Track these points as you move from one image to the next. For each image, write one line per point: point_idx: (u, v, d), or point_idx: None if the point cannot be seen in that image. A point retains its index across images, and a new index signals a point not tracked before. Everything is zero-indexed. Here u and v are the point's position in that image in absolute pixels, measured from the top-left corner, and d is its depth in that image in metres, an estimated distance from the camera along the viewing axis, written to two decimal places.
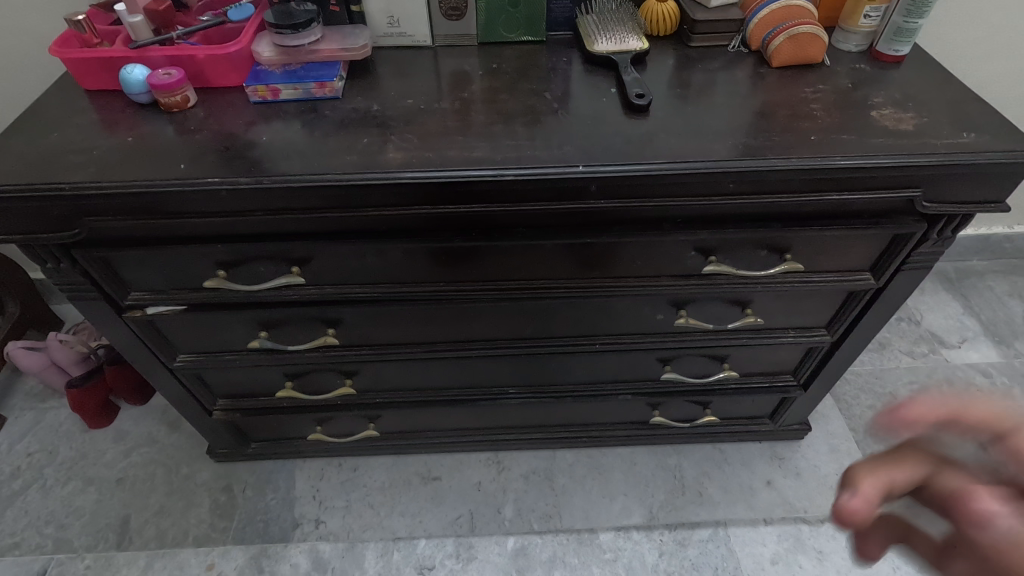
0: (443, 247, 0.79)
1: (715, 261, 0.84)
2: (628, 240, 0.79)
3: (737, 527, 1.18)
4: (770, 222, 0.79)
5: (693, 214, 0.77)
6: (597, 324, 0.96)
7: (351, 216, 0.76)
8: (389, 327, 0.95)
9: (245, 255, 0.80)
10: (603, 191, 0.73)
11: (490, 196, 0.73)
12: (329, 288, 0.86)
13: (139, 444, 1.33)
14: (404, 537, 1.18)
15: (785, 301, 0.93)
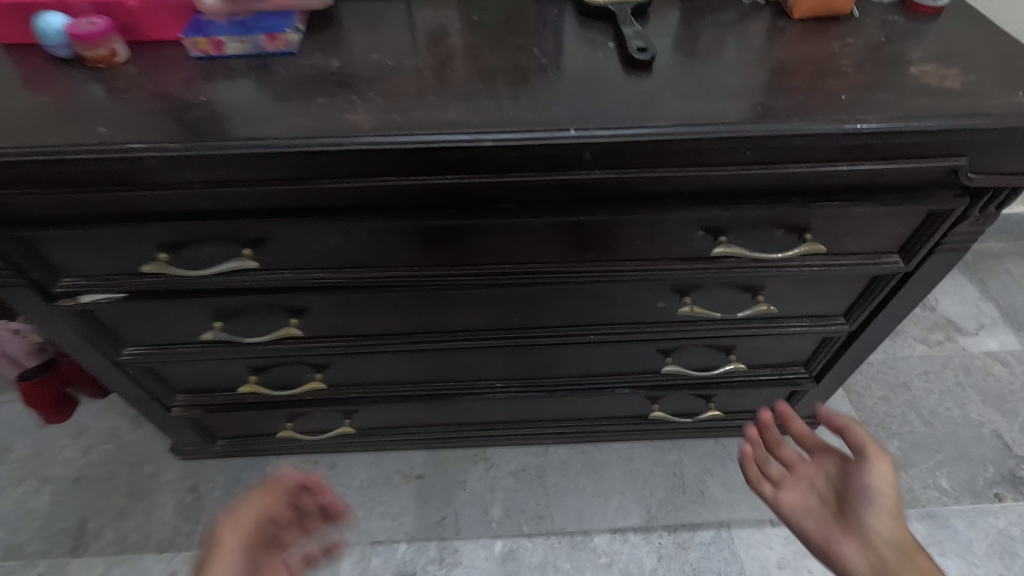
0: (415, 226, 0.69)
1: (726, 242, 0.74)
2: (628, 219, 0.69)
3: (741, 528, 1.10)
4: (790, 196, 0.69)
5: (701, 187, 0.67)
6: (592, 313, 0.86)
7: (306, 190, 0.65)
8: (360, 317, 0.85)
9: (187, 235, 0.70)
10: (599, 160, 0.62)
11: (468, 165, 0.62)
12: (287, 273, 0.76)
13: (99, 440, 1.23)
14: (384, 540, 1.09)
15: (802, 287, 0.83)
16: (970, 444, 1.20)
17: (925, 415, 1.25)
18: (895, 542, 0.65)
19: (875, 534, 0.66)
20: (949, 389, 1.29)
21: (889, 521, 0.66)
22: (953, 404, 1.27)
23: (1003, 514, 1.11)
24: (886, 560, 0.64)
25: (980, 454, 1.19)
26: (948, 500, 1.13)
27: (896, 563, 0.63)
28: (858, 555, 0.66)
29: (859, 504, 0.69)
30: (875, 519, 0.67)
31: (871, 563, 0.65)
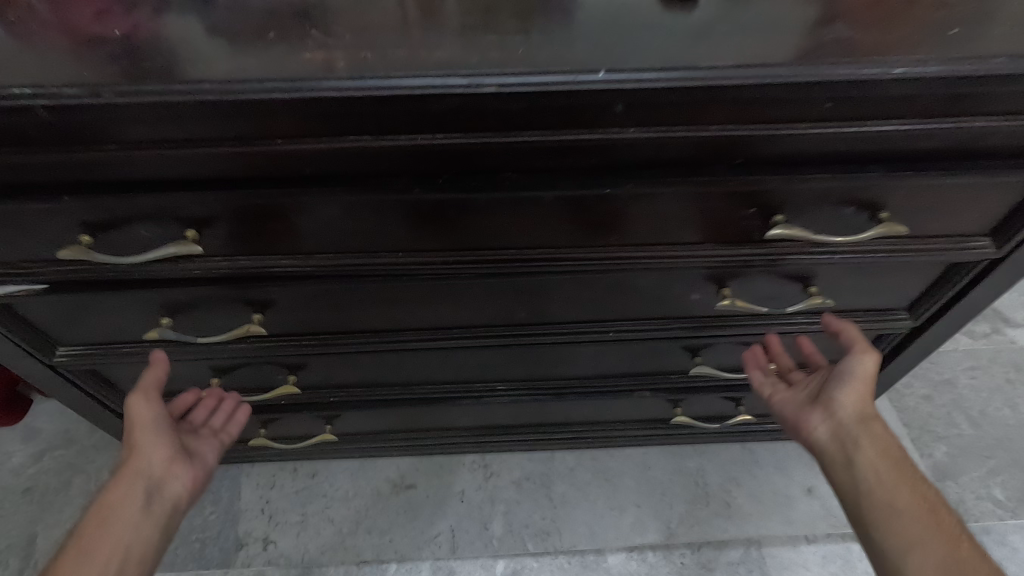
0: (398, 200, 0.55)
1: (783, 222, 0.59)
2: (665, 192, 0.55)
3: (773, 546, 0.98)
4: (870, 164, 0.55)
5: (761, 152, 0.53)
6: (612, 307, 0.73)
7: (255, 152, 0.50)
8: (336, 312, 0.71)
9: (111, 213, 0.56)
10: (635, 114, 0.48)
11: (463, 120, 0.48)
12: (242, 261, 0.62)
13: (54, 445, 1.10)
14: (371, 560, 0.97)
15: (864, 276, 0.69)
16: None
17: (974, 417, 1.12)
18: (857, 413, 0.68)
19: (841, 411, 0.69)
20: (999, 387, 1.16)
21: (857, 395, 0.69)
22: (1005, 403, 1.14)
23: None
24: (846, 429, 0.67)
25: None
26: (1004, 513, 1.01)
27: (855, 431, 0.67)
28: (824, 426, 0.69)
29: (834, 385, 0.70)
30: (844, 395, 0.69)
31: (833, 432, 0.68)
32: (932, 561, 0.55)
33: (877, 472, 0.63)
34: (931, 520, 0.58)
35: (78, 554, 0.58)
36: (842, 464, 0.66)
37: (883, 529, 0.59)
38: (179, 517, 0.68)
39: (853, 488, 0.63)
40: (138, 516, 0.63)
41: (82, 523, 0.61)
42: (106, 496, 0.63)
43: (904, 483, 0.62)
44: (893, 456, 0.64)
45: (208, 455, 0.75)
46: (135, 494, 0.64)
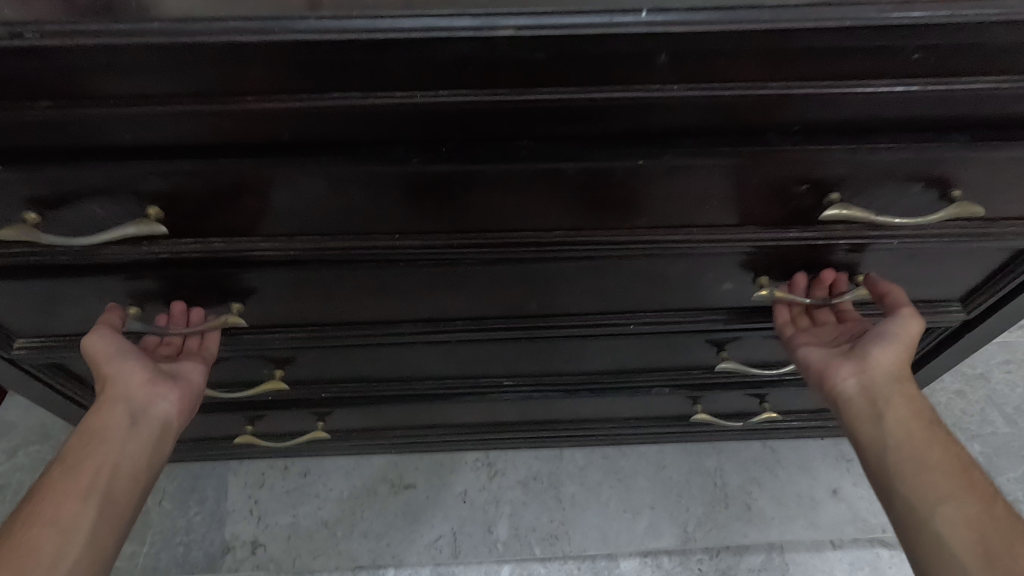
0: (393, 173, 0.46)
1: (839, 201, 0.51)
2: (707, 164, 0.47)
3: (797, 552, 0.91)
4: (950, 132, 0.46)
5: (824, 116, 0.45)
6: (635, 297, 0.65)
7: (223, 112, 0.42)
8: (323, 303, 0.63)
9: (57, 186, 0.47)
10: (678, 67, 0.40)
11: (471, 72, 0.40)
12: (214, 243, 0.53)
13: (29, 441, 1.03)
14: (367, 565, 0.91)
15: (921, 263, 0.61)
16: None
17: (1009, 413, 1.05)
18: (891, 370, 0.61)
19: (874, 370, 0.61)
20: None
21: (894, 353, 0.61)
22: None
23: None
24: (877, 385, 0.61)
25: None
26: None
27: (885, 388, 0.60)
28: (852, 379, 0.62)
29: (866, 341, 0.62)
30: (879, 355, 0.61)
31: (862, 388, 0.61)
32: (963, 517, 0.50)
33: (908, 428, 0.58)
34: (964, 478, 0.53)
35: (63, 470, 0.55)
36: (868, 419, 0.60)
37: (908, 483, 0.54)
38: (170, 436, 0.64)
39: (878, 443, 0.58)
40: (124, 437, 0.59)
41: (70, 445, 0.58)
42: (92, 419, 0.59)
43: (937, 442, 0.56)
44: (926, 416, 0.58)
45: (193, 373, 0.66)
46: (116, 418, 0.59)
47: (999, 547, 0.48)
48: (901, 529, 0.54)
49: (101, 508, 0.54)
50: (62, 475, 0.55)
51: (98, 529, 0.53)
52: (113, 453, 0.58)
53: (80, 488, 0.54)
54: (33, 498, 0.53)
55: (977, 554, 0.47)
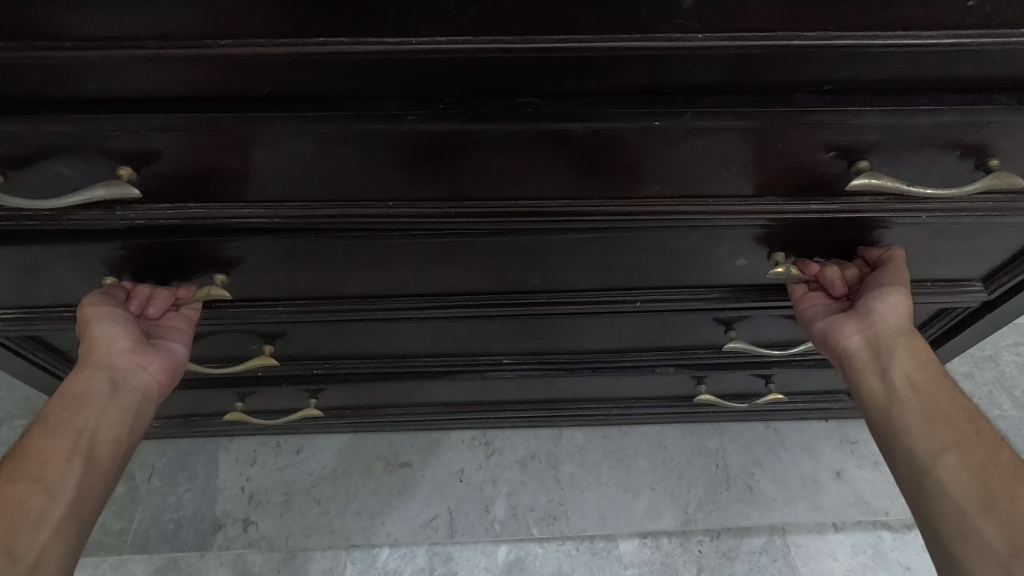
0: (385, 131, 0.42)
1: (868, 169, 0.47)
2: (727, 125, 0.43)
3: (799, 534, 0.90)
4: (992, 93, 0.42)
5: (856, 73, 0.41)
6: (642, 273, 0.61)
7: (198, 59, 0.38)
8: (311, 275, 0.59)
9: (18, 143, 0.43)
10: (703, 13, 0.36)
11: (472, 16, 0.36)
12: (192, 209, 0.49)
13: (14, 416, 1.00)
14: (361, 544, 0.89)
15: (946, 238, 0.58)
16: None
17: (1017, 396, 1.03)
18: (900, 322, 0.56)
19: (878, 321, 0.56)
20: None
21: (902, 306, 0.55)
22: None
23: None
24: (885, 338, 0.56)
25: None
26: None
27: (892, 340, 0.56)
28: (857, 336, 0.57)
29: (865, 296, 0.56)
30: (883, 307, 0.55)
31: (868, 343, 0.57)
32: (965, 466, 0.49)
33: (914, 380, 0.55)
34: (967, 428, 0.52)
35: (45, 432, 0.52)
36: (873, 374, 0.56)
37: (911, 435, 0.52)
38: (153, 403, 0.60)
39: (880, 395, 0.55)
40: (106, 403, 0.56)
41: (49, 404, 0.54)
42: (71, 381, 0.55)
43: (942, 394, 0.54)
44: (931, 366, 0.55)
45: (177, 344, 0.61)
46: (97, 382, 0.56)
47: (1001, 493, 0.47)
48: (900, 478, 0.52)
49: (86, 471, 0.51)
50: (45, 436, 0.52)
51: (82, 492, 0.50)
52: (93, 418, 0.54)
53: (62, 450, 0.51)
54: (15, 458, 0.51)
55: (979, 503, 0.46)
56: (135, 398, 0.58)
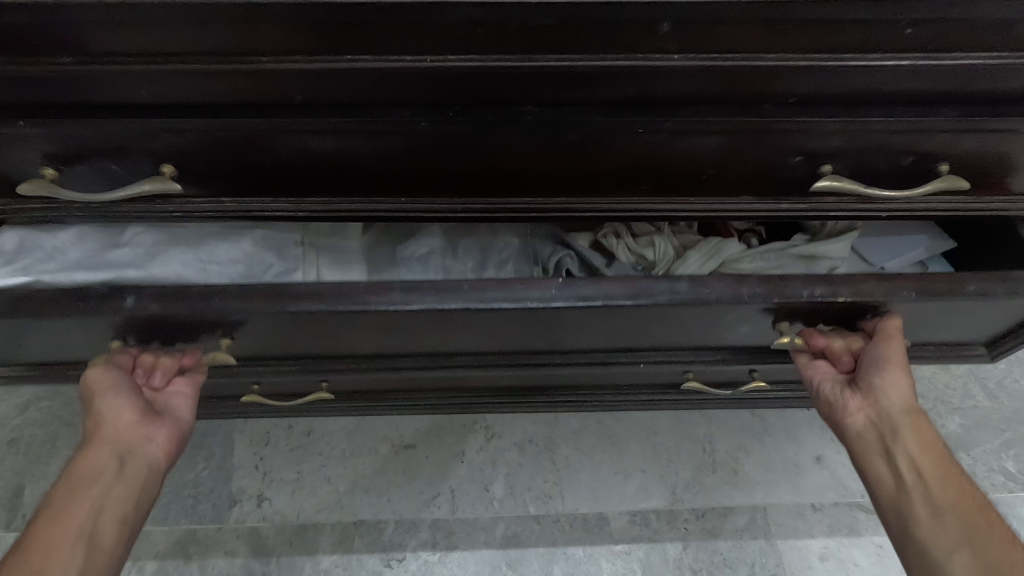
0: (401, 135, 0.48)
1: (831, 173, 0.53)
2: (703, 132, 0.48)
3: (780, 514, 0.95)
4: (940, 107, 0.48)
5: (820, 89, 0.46)
6: (647, 329, 0.63)
7: (238, 71, 0.43)
8: (322, 336, 0.60)
9: (77, 142, 0.49)
10: (681, 36, 0.41)
11: (481, 37, 0.41)
12: (226, 202, 0.55)
13: (40, 396, 1.01)
14: (368, 520, 0.94)
15: (949, 312, 0.60)
16: None
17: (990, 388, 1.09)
18: (902, 399, 0.58)
19: (880, 399, 0.59)
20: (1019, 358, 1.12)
21: (899, 383, 0.59)
22: None
23: None
24: (887, 418, 0.58)
25: None
26: (1013, 487, 0.99)
27: (894, 419, 0.58)
28: (860, 414, 0.60)
29: (866, 371, 0.60)
30: (882, 383, 0.59)
31: (871, 420, 0.60)
32: (981, 562, 0.49)
33: (919, 466, 0.56)
34: (979, 521, 0.52)
35: (51, 515, 0.51)
36: (878, 455, 0.58)
37: (923, 527, 0.53)
38: (157, 480, 0.60)
39: (888, 481, 0.57)
40: (113, 481, 0.55)
41: (56, 485, 0.54)
42: (77, 461, 0.55)
43: (948, 482, 0.55)
44: (935, 449, 0.57)
45: (182, 411, 0.63)
46: (105, 459, 0.56)
47: None
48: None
49: (88, 555, 0.50)
50: (49, 523, 0.51)
51: None
52: (98, 499, 0.54)
53: (69, 533, 0.51)
54: (17, 546, 0.49)
55: None
56: (141, 474, 0.57)
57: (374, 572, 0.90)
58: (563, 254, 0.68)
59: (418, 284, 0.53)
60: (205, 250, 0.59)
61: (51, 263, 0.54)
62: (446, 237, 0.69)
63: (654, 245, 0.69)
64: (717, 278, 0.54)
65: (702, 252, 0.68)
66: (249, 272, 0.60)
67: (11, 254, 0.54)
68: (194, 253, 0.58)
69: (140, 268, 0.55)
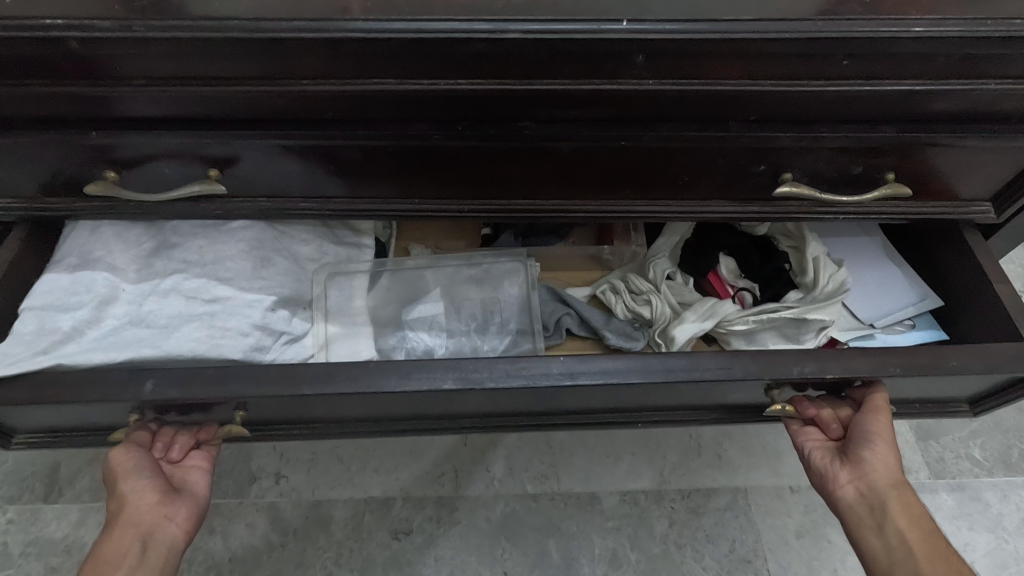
0: (416, 145, 0.56)
1: (791, 180, 0.60)
2: (677, 145, 0.56)
3: (760, 496, 1.01)
4: (881, 123, 0.55)
5: (777, 110, 0.53)
6: (652, 399, 0.64)
7: (279, 92, 0.51)
8: (323, 407, 0.61)
9: (140, 150, 0.56)
10: (655, 65, 0.49)
11: (486, 65, 0.48)
12: (261, 200, 0.63)
13: None
14: (378, 496, 0.99)
15: (931, 385, 0.62)
16: (1007, 414, 1.08)
17: None
18: (889, 472, 0.61)
19: (868, 471, 0.61)
20: None
21: (885, 455, 0.62)
22: None
23: None
24: (877, 492, 0.60)
25: (1018, 425, 1.06)
26: (981, 472, 1.03)
27: (883, 492, 0.60)
28: (851, 487, 0.62)
29: (855, 443, 0.63)
30: (869, 454, 0.62)
31: (862, 493, 0.61)
32: None
33: (908, 541, 0.57)
34: None
35: None
36: (870, 529, 0.59)
37: None
38: (179, 560, 0.60)
39: (880, 555, 0.58)
40: (135, 564, 0.56)
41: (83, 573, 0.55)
42: (102, 548, 0.56)
43: (937, 557, 0.56)
44: (923, 524, 0.58)
45: (199, 484, 0.65)
46: (127, 543, 0.57)
47: None
48: None
49: None
50: None
51: None
52: None
53: None
54: None
55: None
56: (162, 555, 0.58)
57: (383, 543, 0.95)
58: (562, 314, 0.73)
59: (434, 365, 0.57)
60: (217, 322, 0.62)
61: (72, 344, 0.57)
62: (451, 302, 0.77)
63: (649, 306, 0.74)
64: (709, 356, 0.58)
65: (696, 315, 0.70)
66: (259, 343, 0.63)
67: (32, 339, 0.57)
68: (207, 328, 0.61)
69: (155, 345, 0.59)
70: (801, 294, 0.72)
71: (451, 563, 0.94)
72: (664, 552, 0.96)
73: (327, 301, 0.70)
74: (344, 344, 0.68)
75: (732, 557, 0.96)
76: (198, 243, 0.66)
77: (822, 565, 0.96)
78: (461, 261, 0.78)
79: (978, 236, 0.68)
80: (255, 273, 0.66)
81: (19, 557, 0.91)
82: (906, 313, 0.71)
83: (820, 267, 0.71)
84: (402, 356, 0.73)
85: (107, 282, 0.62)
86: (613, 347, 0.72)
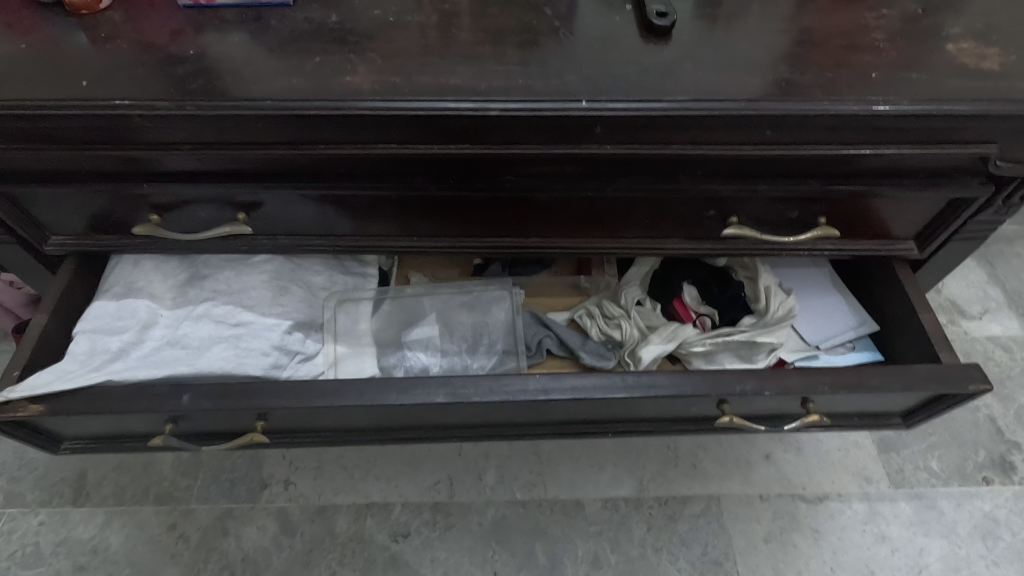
0: (414, 196, 0.66)
1: (736, 223, 0.70)
2: (636, 196, 0.66)
3: (732, 503, 1.09)
4: (808, 177, 0.65)
5: (719, 165, 0.63)
6: (620, 411, 0.73)
7: (301, 156, 0.61)
8: (330, 417, 0.70)
9: (181, 197, 0.67)
10: (612, 134, 0.59)
11: (472, 134, 0.59)
12: (282, 238, 0.73)
13: None
14: (378, 501, 1.08)
15: (861, 401, 0.72)
16: (963, 428, 1.16)
17: None
18: None
19: None
20: None
21: None
22: None
23: (989, 498, 1.09)
24: None
25: (973, 438, 1.15)
26: (937, 483, 1.11)
27: None
28: None
29: None
30: None
31: None
32: None
33: None
34: None
35: None
36: None
37: None
38: None
39: None
40: None
41: None
42: None
43: None
44: None
45: None
46: None
47: None
48: None
49: None
50: None
51: None
52: None
53: None
54: None
55: None
56: None
57: (383, 545, 1.04)
58: (543, 336, 0.83)
59: (430, 381, 0.67)
60: (242, 343, 0.71)
61: (119, 362, 0.67)
62: (445, 325, 0.86)
63: (620, 329, 0.83)
64: (663, 374, 0.68)
65: (659, 338, 0.79)
66: (278, 361, 0.72)
67: (85, 358, 0.67)
68: (233, 348, 0.71)
69: (189, 364, 0.69)
70: (755, 320, 0.82)
71: (446, 564, 1.02)
72: (642, 554, 1.04)
73: (336, 324, 0.79)
74: (350, 362, 0.78)
75: (705, 559, 1.04)
76: (226, 275, 0.76)
77: (788, 567, 1.03)
78: (455, 289, 0.88)
79: (906, 269, 0.77)
80: (274, 301, 0.76)
81: (50, 555, 1.00)
82: (847, 337, 0.81)
83: (771, 296, 0.80)
84: (401, 373, 0.82)
85: (148, 309, 0.72)
86: (588, 366, 0.82)
